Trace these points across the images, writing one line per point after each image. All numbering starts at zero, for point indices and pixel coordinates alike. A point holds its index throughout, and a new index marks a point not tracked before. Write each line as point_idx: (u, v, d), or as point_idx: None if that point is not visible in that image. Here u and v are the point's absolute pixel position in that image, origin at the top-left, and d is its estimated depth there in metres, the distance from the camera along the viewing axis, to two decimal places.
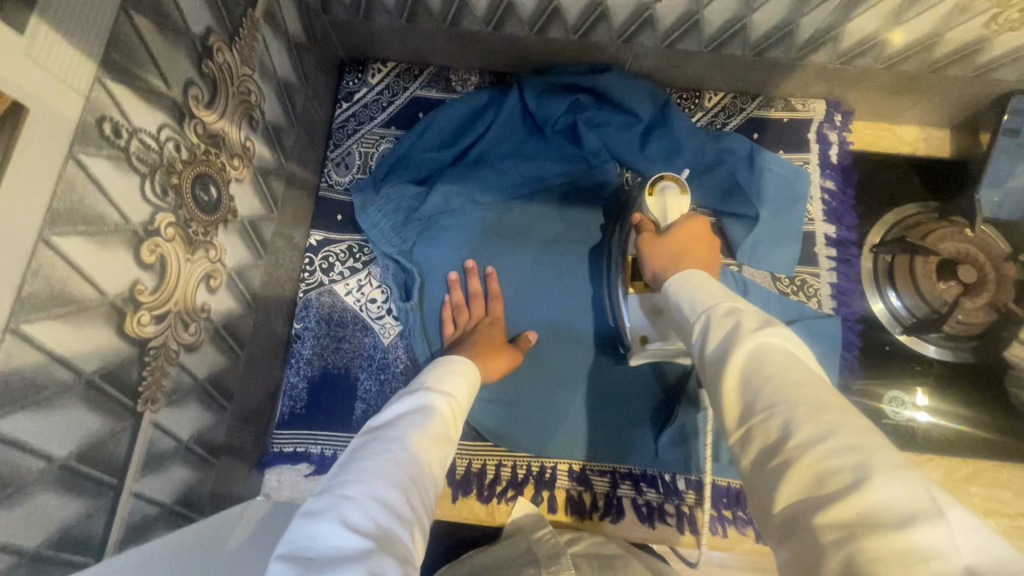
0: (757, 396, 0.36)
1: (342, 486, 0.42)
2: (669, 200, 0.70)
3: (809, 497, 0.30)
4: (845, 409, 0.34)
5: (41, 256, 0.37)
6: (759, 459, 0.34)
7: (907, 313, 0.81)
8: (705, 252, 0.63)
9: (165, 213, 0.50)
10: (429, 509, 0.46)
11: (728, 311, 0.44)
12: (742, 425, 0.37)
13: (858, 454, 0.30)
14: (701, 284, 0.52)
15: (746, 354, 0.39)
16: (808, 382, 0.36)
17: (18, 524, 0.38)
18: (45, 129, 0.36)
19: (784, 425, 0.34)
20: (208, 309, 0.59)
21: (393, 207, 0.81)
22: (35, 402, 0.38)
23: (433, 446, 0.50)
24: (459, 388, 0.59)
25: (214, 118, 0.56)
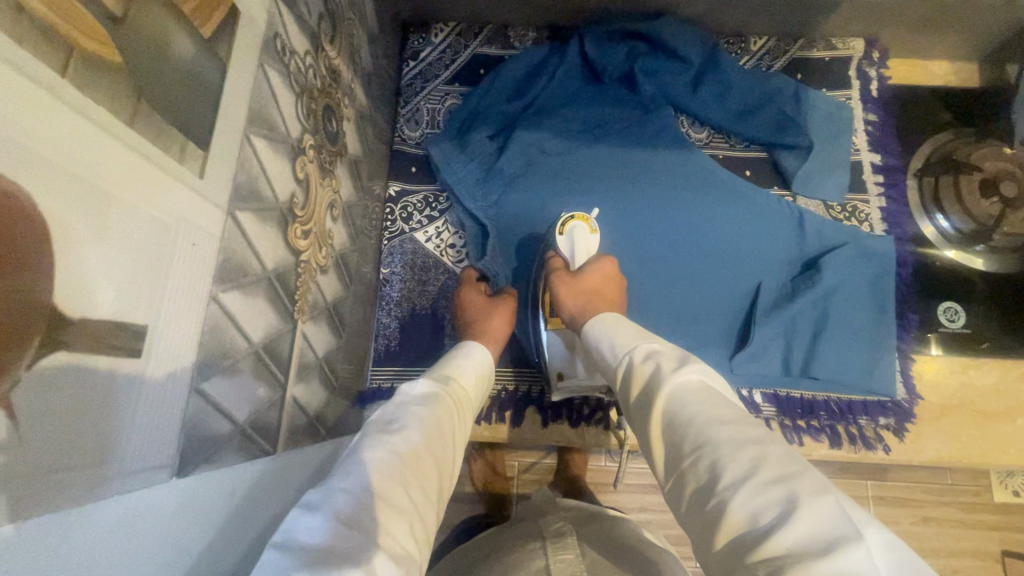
0: (685, 437, 0.44)
1: (338, 478, 0.40)
2: (581, 238, 0.80)
3: (744, 534, 0.36)
4: (761, 443, 0.40)
5: (246, 150, 0.42)
6: (698, 502, 0.40)
7: (955, 232, 0.87)
8: (615, 292, 0.74)
9: (308, 136, 0.54)
10: (431, 502, 0.44)
11: (645, 355, 0.54)
12: (677, 467, 0.43)
13: (783, 484, 0.36)
14: (618, 325, 0.62)
15: (668, 395, 0.48)
16: (729, 419, 0.43)
17: (234, 395, 0.42)
18: (245, 34, 0.41)
19: (709, 463, 0.40)
20: (332, 238, 0.63)
21: (476, 159, 0.86)
22: (242, 285, 0.42)
23: (434, 439, 0.49)
24: (461, 382, 0.60)
25: (334, 55, 0.60)
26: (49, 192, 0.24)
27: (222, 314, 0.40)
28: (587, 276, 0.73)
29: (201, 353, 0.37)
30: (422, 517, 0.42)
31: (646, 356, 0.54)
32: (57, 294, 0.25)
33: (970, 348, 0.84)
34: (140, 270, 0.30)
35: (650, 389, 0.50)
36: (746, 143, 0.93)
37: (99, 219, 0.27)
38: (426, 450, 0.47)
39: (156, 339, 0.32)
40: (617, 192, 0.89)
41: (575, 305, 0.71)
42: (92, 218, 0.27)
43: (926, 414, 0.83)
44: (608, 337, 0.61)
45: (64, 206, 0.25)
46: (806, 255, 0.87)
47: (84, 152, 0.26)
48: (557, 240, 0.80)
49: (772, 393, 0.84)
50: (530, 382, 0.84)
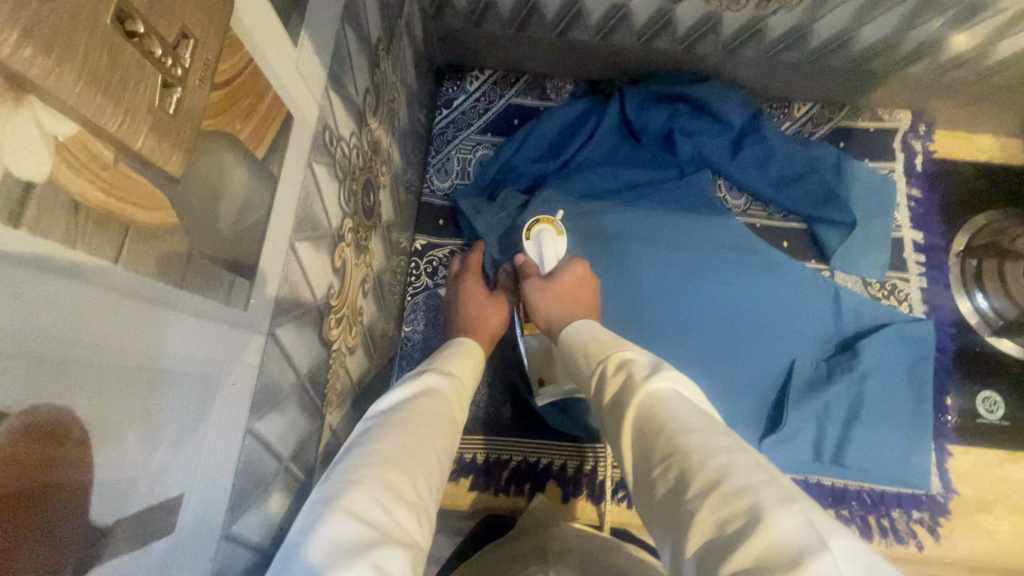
0: (656, 444, 0.39)
1: (345, 469, 0.37)
2: (549, 241, 0.77)
3: (715, 545, 0.32)
4: (730, 451, 0.36)
5: (291, 260, 0.39)
6: (667, 505, 0.36)
7: (995, 315, 0.85)
8: (591, 296, 0.70)
9: (348, 218, 0.51)
10: (437, 494, 0.41)
11: (620, 363, 0.49)
12: (648, 476, 0.39)
13: (752, 494, 0.33)
14: (594, 332, 0.58)
15: (640, 402, 0.44)
16: (700, 426, 0.39)
17: (263, 524, 0.39)
18: (298, 138, 0.38)
19: (679, 473, 0.36)
20: (362, 313, 0.60)
21: (505, 211, 0.83)
22: (276, 403, 0.39)
23: (438, 430, 0.45)
24: (460, 376, 0.56)
25: (376, 125, 0.57)
26: (89, 398, 0.21)
27: (255, 443, 0.36)
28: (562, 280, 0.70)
29: (233, 495, 0.34)
30: (432, 506, 0.39)
31: (619, 366, 0.49)
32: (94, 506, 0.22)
33: (1007, 442, 0.82)
34: (180, 434, 0.27)
35: (623, 396, 0.46)
36: (784, 213, 0.91)
37: (143, 402, 0.24)
38: (435, 440, 0.44)
39: (191, 498, 0.29)
40: (658, 259, 0.86)
41: (551, 314, 0.67)
42: (125, 389, 0.23)
43: (962, 510, 0.80)
44: (583, 346, 0.57)
45: (106, 407, 0.22)
46: (842, 335, 0.84)
47: (131, 339, 0.23)
48: (527, 246, 0.77)
49: (803, 480, 0.81)
50: (551, 455, 0.81)
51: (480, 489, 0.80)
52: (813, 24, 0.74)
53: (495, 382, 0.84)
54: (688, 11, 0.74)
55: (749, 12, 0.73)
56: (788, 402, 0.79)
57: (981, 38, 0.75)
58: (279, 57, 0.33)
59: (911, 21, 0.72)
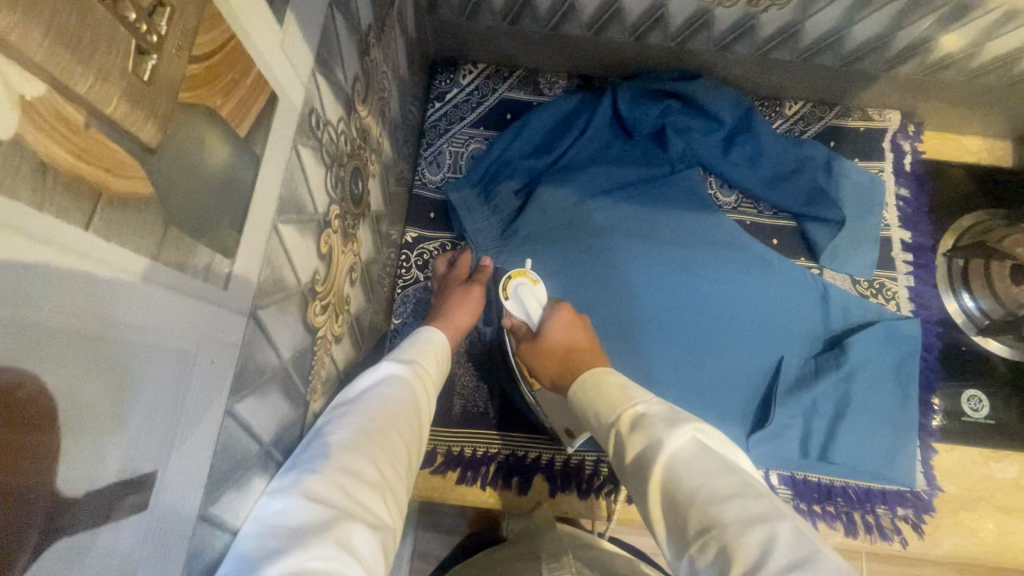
0: (690, 518, 0.41)
1: (303, 460, 0.41)
2: (527, 294, 0.75)
3: None
4: (768, 521, 0.38)
5: (274, 241, 0.38)
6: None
7: (981, 314, 0.85)
8: (587, 337, 0.69)
9: (335, 205, 0.51)
10: (403, 473, 0.46)
11: (634, 420, 0.50)
12: (686, 549, 0.41)
13: (800, 572, 0.35)
14: (600, 383, 0.58)
15: (665, 467, 0.45)
16: (733, 491, 0.41)
17: (244, 506, 0.39)
18: (283, 119, 0.38)
19: (719, 548, 0.38)
20: (349, 302, 0.60)
21: (496, 212, 0.85)
22: (258, 386, 0.39)
23: (400, 412, 0.48)
24: (427, 358, 0.58)
25: (365, 113, 0.57)
26: (54, 365, 0.21)
27: (235, 425, 0.36)
28: (550, 333, 0.69)
29: (210, 475, 0.34)
30: (394, 486, 0.43)
31: (633, 424, 0.50)
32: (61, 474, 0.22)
33: (990, 441, 0.82)
34: (154, 410, 0.27)
35: (644, 456, 0.47)
36: (774, 211, 0.91)
37: (112, 373, 0.24)
38: (393, 425, 0.47)
39: (166, 477, 0.29)
40: (648, 254, 0.86)
41: (555, 374, 0.67)
42: (98, 361, 0.23)
43: (946, 507, 0.80)
44: (591, 402, 0.57)
45: (73, 374, 0.22)
46: (829, 332, 0.85)
47: (100, 306, 0.23)
48: (507, 306, 0.74)
49: (788, 475, 0.81)
50: (539, 450, 0.81)
51: (467, 483, 0.79)
52: (804, 22, 0.75)
53: (484, 377, 0.84)
54: (680, 8, 0.74)
55: (741, 10, 0.73)
56: (775, 398, 0.80)
57: (969, 38, 0.75)
58: (263, 35, 0.33)
59: (901, 20, 0.73)
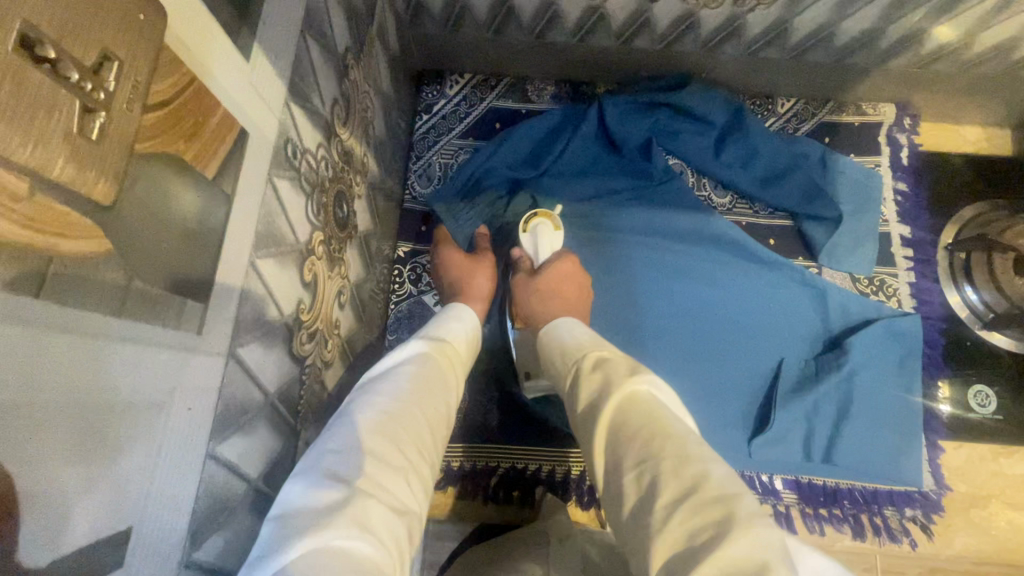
0: (628, 449, 0.38)
1: (326, 437, 0.37)
2: (546, 235, 0.76)
3: (681, 550, 0.31)
4: (703, 459, 0.35)
5: (252, 279, 0.38)
6: (636, 506, 0.35)
7: (985, 308, 0.83)
8: (578, 293, 0.70)
9: (318, 232, 0.50)
10: (431, 457, 0.41)
11: (597, 361, 0.48)
12: (618, 480, 0.38)
13: (724, 504, 0.31)
14: (574, 329, 0.56)
15: (618, 405, 0.42)
16: (675, 432, 0.37)
17: (230, 544, 0.38)
18: (256, 155, 0.37)
19: (653, 481, 0.35)
20: (339, 325, 0.59)
21: (478, 216, 0.82)
22: (242, 424, 0.38)
23: (425, 391, 0.44)
24: (456, 340, 0.56)
25: (347, 136, 0.56)
26: None
27: (218, 467, 0.35)
28: (544, 275, 0.70)
29: (197, 519, 0.33)
30: (421, 468, 0.39)
31: (596, 365, 0.48)
32: (3, 537, 0.20)
33: (998, 437, 0.81)
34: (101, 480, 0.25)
35: (597, 399, 0.44)
36: (771, 211, 0.90)
37: (53, 442, 0.22)
38: (421, 406, 0.42)
39: (144, 526, 0.28)
40: (644, 262, 0.85)
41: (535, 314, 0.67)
42: (59, 424, 0.23)
43: (956, 506, 0.79)
44: (562, 339, 0.55)
45: (9, 429, 0.20)
46: (830, 332, 0.83)
47: (36, 378, 0.21)
48: (523, 240, 0.76)
49: (793, 479, 0.80)
50: (538, 461, 0.80)
51: (467, 499, 0.79)
52: (792, 19, 0.73)
53: (480, 389, 0.83)
54: (666, 10, 0.73)
55: (727, 10, 0.72)
56: (776, 400, 0.78)
57: (961, 30, 0.74)
58: (227, 72, 0.32)
59: (892, 14, 0.71)
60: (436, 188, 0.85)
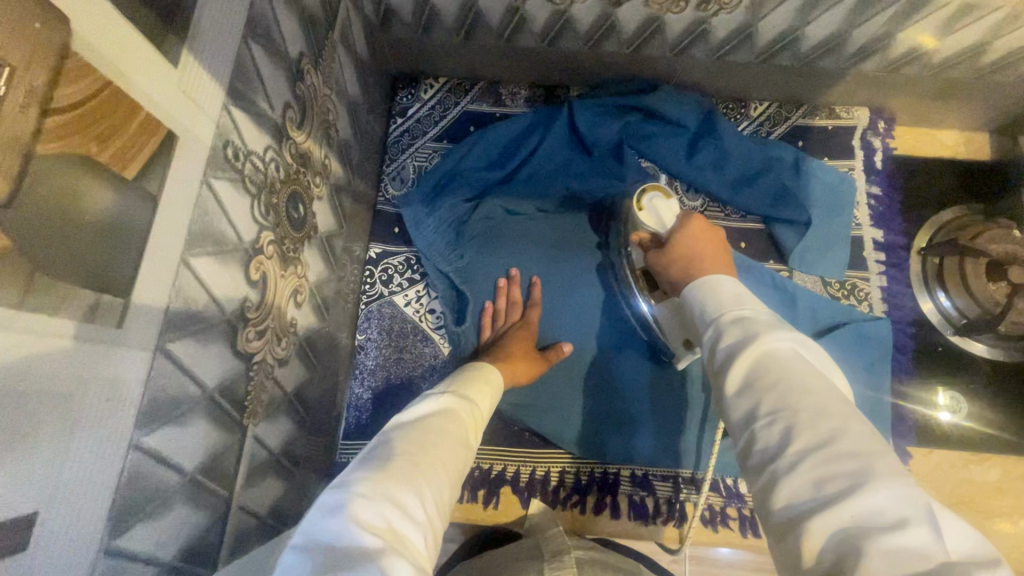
0: (762, 398, 0.38)
1: (355, 482, 0.41)
2: (663, 207, 0.70)
3: (809, 498, 0.33)
4: (843, 417, 0.36)
5: (183, 277, 0.39)
6: (766, 449, 0.37)
7: (958, 313, 0.82)
8: (717, 248, 0.60)
9: (268, 232, 0.51)
10: (446, 511, 0.45)
11: (734, 320, 0.45)
12: (745, 431, 0.39)
13: (859, 459, 0.33)
14: (716, 288, 0.49)
15: (757, 359, 0.41)
16: (816, 390, 0.38)
17: (160, 534, 0.39)
18: (188, 155, 0.38)
19: (786, 431, 0.36)
20: (295, 324, 0.60)
21: (444, 222, 0.84)
22: (174, 416, 0.40)
23: (447, 446, 0.49)
24: (478, 398, 0.60)
25: (303, 138, 0.57)
26: None
27: (144, 458, 0.37)
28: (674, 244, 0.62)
29: (118, 507, 0.35)
30: (434, 523, 0.43)
31: (732, 321, 0.45)
32: None
33: (969, 443, 0.80)
34: (34, 461, 0.28)
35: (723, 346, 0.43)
36: (742, 214, 0.89)
37: None
38: (444, 460, 0.47)
39: (53, 513, 0.30)
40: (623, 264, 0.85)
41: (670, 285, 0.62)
42: None
43: None
44: (700, 302, 0.49)
45: None
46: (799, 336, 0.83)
47: None
48: (640, 218, 0.70)
49: None
50: (504, 462, 0.81)
51: None
52: (756, 23, 0.74)
53: None
54: (630, 15, 0.74)
55: (691, 14, 0.73)
56: None
57: (928, 34, 0.74)
58: (149, 77, 0.34)
59: (856, 18, 0.71)
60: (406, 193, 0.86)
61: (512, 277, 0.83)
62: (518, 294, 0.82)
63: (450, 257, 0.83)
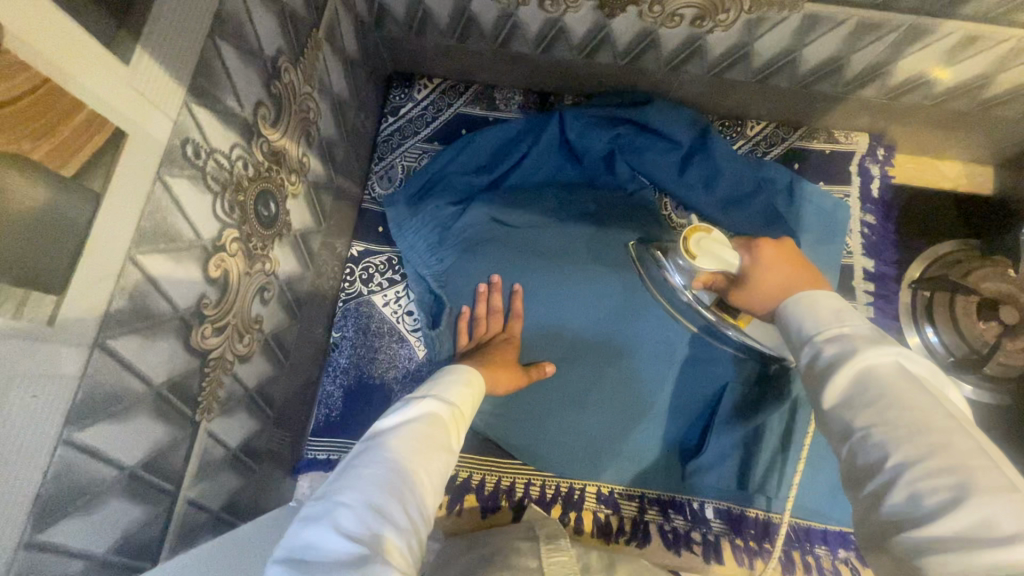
0: (859, 414, 0.38)
1: (339, 493, 0.43)
2: (717, 248, 0.62)
3: (906, 514, 0.33)
4: (948, 432, 0.35)
5: (128, 274, 0.39)
6: (864, 468, 0.37)
7: (943, 350, 0.80)
8: (798, 268, 0.59)
9: (231, 229, 0.51)
10: (431, 515, 0.46)
11: (831, 338, 0.44)
12: (843, 444, 0.39)
13: (958, 474, 0.33)
14: (813, 305, 0.47)
15: (852, 379, 0.40)
16: (916, 405, 0.37)
17: (90, 528, 0.40)
18: (140, 152, 0.38)
19: (882, 445, 0.36)
20: (261, 321, 0.60)
21: (428, 226, 0.83)
22: (114, 412, 0.40)
23: (429, 449, 0.49)
24: (464, 399, 0.59)
25: (277, 137, 0.57)
26: None
27: (77, 453, 0.37)
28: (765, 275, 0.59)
29: (43, 502, 0.35)
30: (419, 526, 0.44)
31: (830, 340, 0.44)
32: None
33: None
34: None
35: (815, 371, 0.43)
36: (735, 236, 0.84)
37: None
38: (423, 464, 0.47)
39: None
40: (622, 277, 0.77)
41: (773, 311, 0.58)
42: None
43: None
44: (795, 321, 0.48)
45: None
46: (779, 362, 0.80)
47: None
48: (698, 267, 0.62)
49: (724, 509, 0.79)
50: (468, 469, 0.82)
51: None
52: (752, 43, 0.72)
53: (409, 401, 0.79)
54: (623, 28, 0.73)
55: (685, 30, 0.71)
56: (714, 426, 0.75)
57: (927, 63, 0.72)
58: (95, 75, 0.34)
59: (854, 43, 0.70)
60: (394, 192, 0.87)
61: (492, 284, 0.79)
62: (498, 302, 0.78)
63: (430, 261, 0.83)
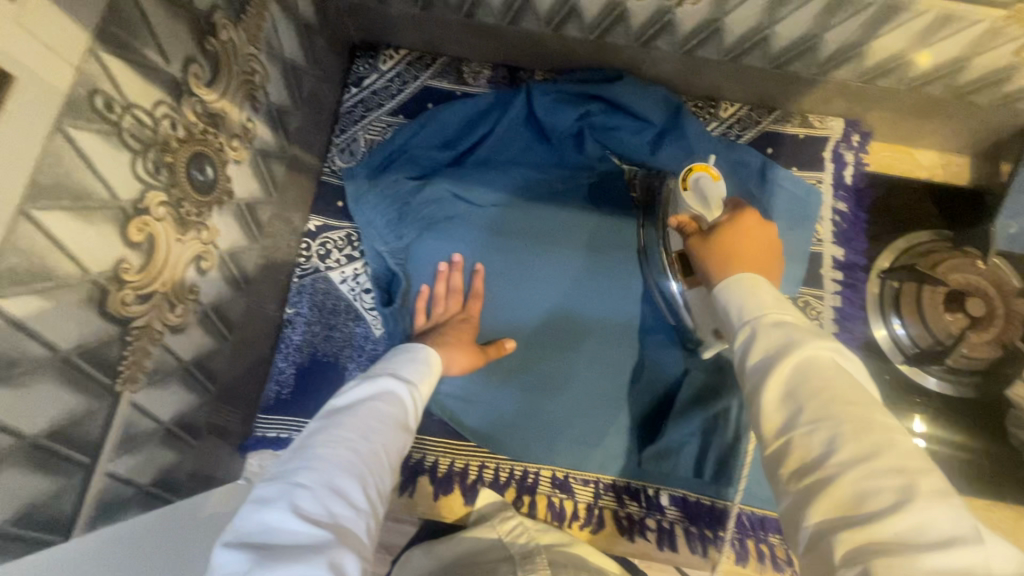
0: (803, 407, 0.37)
1: (296, 472, 0.40)
2: (709, 188, 0.63)
3: (844, 514, 0.32)
4: (889, 431, 0.35)
5: (20, 229, 0.36)
6: (801, 468, 0.35)
7: (910, 342, 0.78)
8: (768, 254, 0.56)
9: (157, 192, 0.48)
10: (384, 498, 0.45)
11: (773, 322, 0.43)
12: (779, 439, 0.38)
13: (900, 475, 0.32)
14: (755, 289, 0.47)
15: (797, 364, 0.39)
16: (861, 401, 0.36)
17: None
18: (34, 99, 0.35)
19: (828, 441, 0.35)
20: (197, 291, 0.58)
21: (388, 200, 0.80)
22: (8, 377, 0.38)
23: (387, 431, 0.48)
24: (424, 381, 0.57)
25: (214, 98, 0.54)
26: None
27: None
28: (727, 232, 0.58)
29: None
30: (376, 507, 0.43)
31: (773, 322, 0.43)
32: None
33: None
34: None
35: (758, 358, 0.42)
36: None
37: None
38: (382, 445, 0.46)
39: None
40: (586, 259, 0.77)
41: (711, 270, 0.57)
42: None
43: None
44: (738, 301, 0.47)
45: None
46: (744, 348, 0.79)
47: None
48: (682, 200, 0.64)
49: (679, 496, 0.77)
50: (424, 451, 0.79)
51: None
52: (723, 18, 0.70)
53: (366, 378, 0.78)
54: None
55: (654, 2, 0.69)
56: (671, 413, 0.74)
57: (902, 45, 0.70)
58: None
59: (825, 21, 0.68)
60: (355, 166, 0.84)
61: (453, 263, 0.77)
62: (458, 281, 0.76)
63: (391, 238, 0.80)
